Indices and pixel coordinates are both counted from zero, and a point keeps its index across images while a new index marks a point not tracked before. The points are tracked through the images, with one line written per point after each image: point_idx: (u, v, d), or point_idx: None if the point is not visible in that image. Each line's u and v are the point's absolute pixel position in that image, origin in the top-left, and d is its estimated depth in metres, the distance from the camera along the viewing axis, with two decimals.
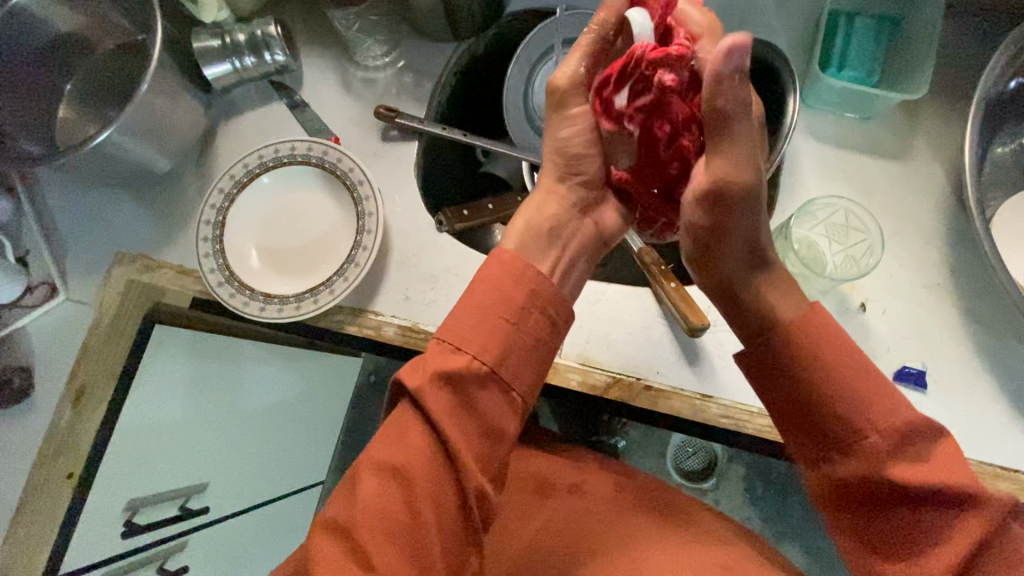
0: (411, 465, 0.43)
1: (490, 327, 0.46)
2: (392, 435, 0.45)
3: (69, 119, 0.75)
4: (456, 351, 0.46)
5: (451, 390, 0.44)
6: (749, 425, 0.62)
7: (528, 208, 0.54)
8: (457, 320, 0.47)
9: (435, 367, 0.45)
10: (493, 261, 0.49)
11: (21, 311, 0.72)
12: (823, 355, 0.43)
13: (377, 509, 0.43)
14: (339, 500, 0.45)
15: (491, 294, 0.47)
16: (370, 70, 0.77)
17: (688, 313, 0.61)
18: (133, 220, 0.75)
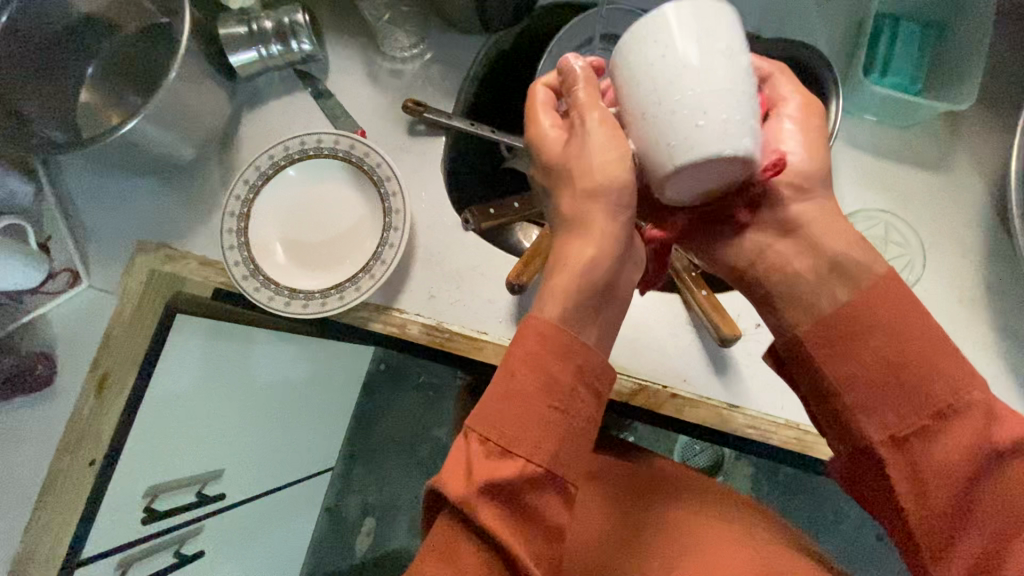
0: None
1: (530, 414, 0.41)
2: (443, 552, 0.40)
3: (89, 103, 0.73)
4: (503, 454, 0.41)
5: (503, 499, 0.40)
6: (775, 437, 0.61)
7: (566, 265, 0.45)
8: (495, 416, 0.41)
9: (483, 478, 0.40)
10: (529, 342, 0.43)
11: (44, 297, 0.72)
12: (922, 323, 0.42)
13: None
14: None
15: (535, 377, 0.42)
16: (397, 61, 0.76)
17: (720, 322, 0.60)
18: (157, 209, 0.75)
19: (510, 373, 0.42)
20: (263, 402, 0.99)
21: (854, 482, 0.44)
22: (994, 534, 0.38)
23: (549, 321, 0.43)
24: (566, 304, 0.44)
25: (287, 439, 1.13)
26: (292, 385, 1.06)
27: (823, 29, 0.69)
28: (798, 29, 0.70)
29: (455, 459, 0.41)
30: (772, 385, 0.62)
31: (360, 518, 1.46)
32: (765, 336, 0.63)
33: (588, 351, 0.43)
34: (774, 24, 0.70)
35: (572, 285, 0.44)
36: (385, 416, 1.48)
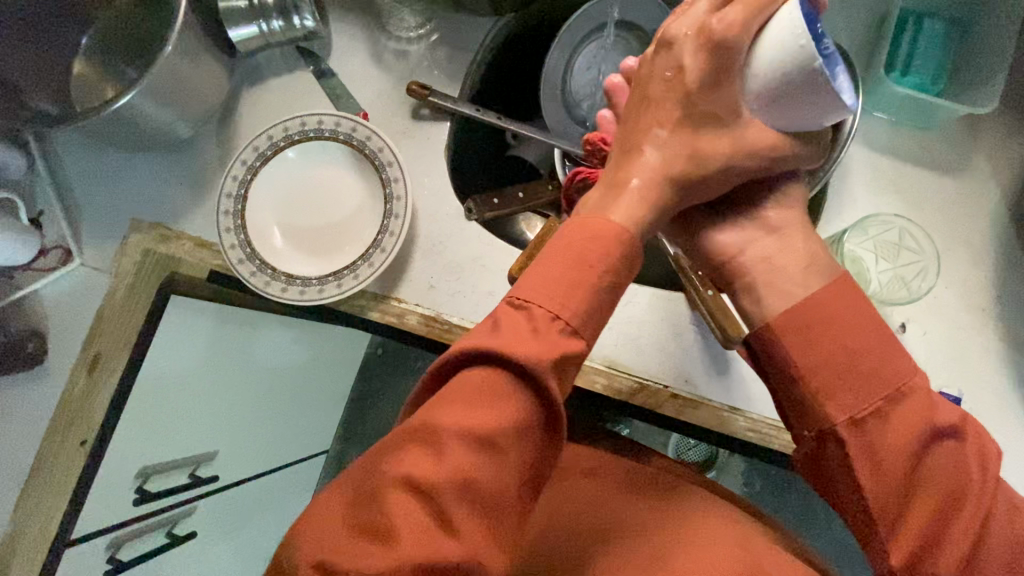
0: (503, 439, 0.38)
1: (593, 304, 0.41)
2: (482, 393, 0.38)
3: (83, 76, 0.71)
4: (568, 333, 0.40)
5: (560, 374, 0.39)
6: (774, 441, 0.60)
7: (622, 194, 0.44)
8: (557, 288, 0.40)
9: (548, 346, 0.39)
10: (601, 239, 0.42)
11: (34, 274, 0.71)
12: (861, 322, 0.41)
13: (467, 472, 0.37)
14: (416, 455, 0.38)
15: (601, 266, 0.41)
16: (402, 41, 0.73)
17: (725, 324, 0.59)
18: (152, 187, 0.73)
19: (579, 260, 0.41)
20: (257, 385, 0.98)
21: (811, 468, 0.43)
22: (948, 512, 0.38)
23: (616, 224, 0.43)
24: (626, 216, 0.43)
25: (282, 422, 1.13)
26: (288, 368, 1.05)
27: (842, 22, 0.66)
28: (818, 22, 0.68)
29: (516, 318, 0.40)
30: None
31: None
32: None
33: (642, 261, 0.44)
34: None
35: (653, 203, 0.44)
36: (381, 400, 1.47)
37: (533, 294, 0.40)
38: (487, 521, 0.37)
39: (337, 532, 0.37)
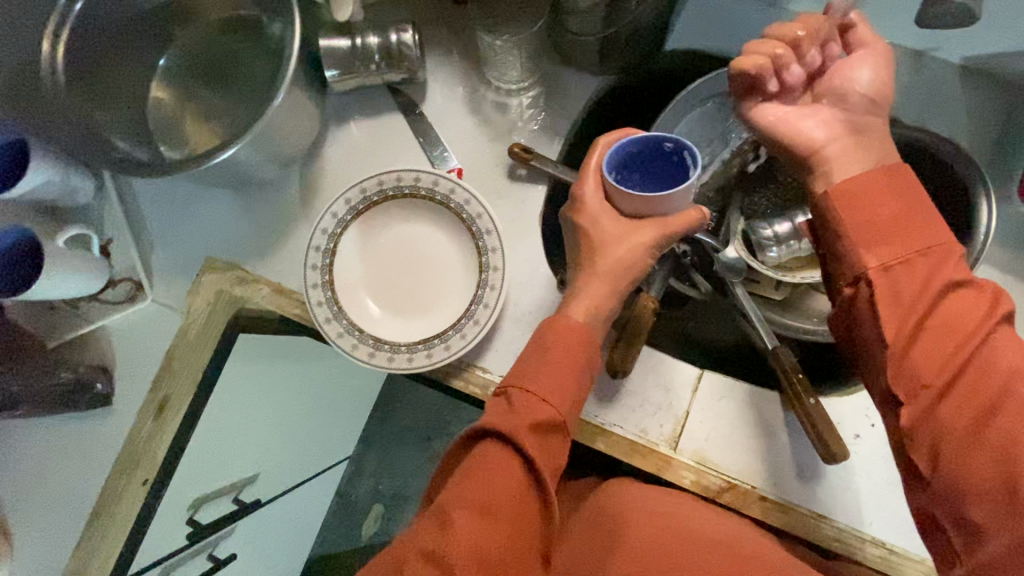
0: (499, 499, 0.45)
1: (563, 381, 0.51)
2: (485, 470, 0.46)
3: (164, 104, 0.67)
4: (539, 402, 0.50)
5: (534, 434, 0.49)
6: (859, 553, 0.60)
7: (578, 303, 0.55)
8: (542, 376, 0.51)
9: (523, 416, 0.49)
10: (563, 334, 0.53)
11: (102, 306, 0.68)
12: (997, 318, 0.41)
13: (474, 538, 0.44)
14: (428, 530, 0.45)
15: (575, 356, 0.52)
16: (503, 93, 0.70)
17: (829, 439, 0.58)
18: (230, 225, 0.69)
19: (545, 350, 0.52)
20: (303, 409, 0.97)
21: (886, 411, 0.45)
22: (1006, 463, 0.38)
23: (579, 323, 0.53)
24: (595, 311, 0.54)
25: (318, 439, 1.11)
26: (331, 390, 1.04)
27: (963, 120, 0.66)
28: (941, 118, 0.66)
29: (500, 404, 0.51)
30: (864, 500, 0.61)
31: (372, 504, 1.47)
32: (862, 448, 0.62)
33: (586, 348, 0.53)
34: (912, 113, 0.68)
35: (603, 297, 0.55)
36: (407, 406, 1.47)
37: (515, 380, 0.51)
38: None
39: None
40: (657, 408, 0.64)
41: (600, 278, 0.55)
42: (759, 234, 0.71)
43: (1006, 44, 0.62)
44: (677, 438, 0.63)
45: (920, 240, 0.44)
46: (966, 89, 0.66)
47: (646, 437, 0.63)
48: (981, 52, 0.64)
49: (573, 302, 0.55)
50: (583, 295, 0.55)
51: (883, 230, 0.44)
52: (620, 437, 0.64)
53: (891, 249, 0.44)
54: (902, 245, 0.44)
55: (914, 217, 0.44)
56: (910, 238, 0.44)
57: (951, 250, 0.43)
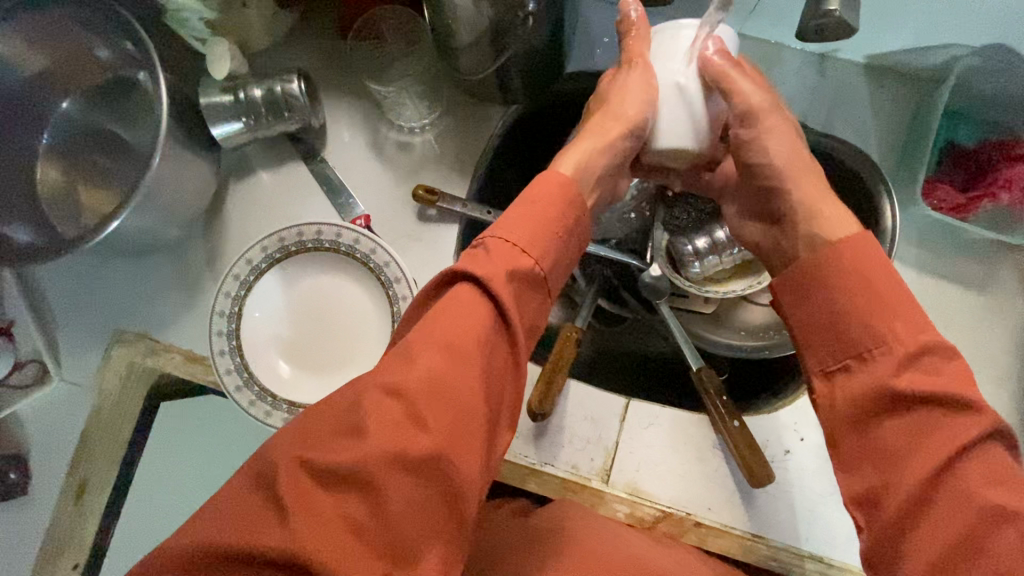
0: (470, 337, 0.39)
1: (542, 232, 0.44)
2: (453, 309, 0.40)
3: (49, 180, 0.63)
4: (518, 252, 0.43)
5: (513, 280, 0.42)
6: (797, 570, 0.59)
7: (569, 155, 0.50)
8: (520, 223, 0.44)
9: (501, 264, 0.42)
10: (549, 184, 0.46)
11: (9, 392, 0.65)
12: (967, 442, 0.35)
13: (439, 378, 0.38)
14: (391, 363, 0.39)
15: (555, 208, 0.45)
16: (404, 132, 0.68)
17: (755, 465, 0.57)
18: (136, 295, 0.67)
19: (528, 203, 0.45)
20: None
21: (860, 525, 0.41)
22: None
23: (565, 179, 0.47)
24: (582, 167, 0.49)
25: None
26: None
27: (875, 119, 0.65)
28: (849, 120, 0.65)
29: (475, 252, 0.43)
30: (798, 516, 0.60)
31: None
32: (793, 463, 0.61)
33: (574, 208, 0.46)
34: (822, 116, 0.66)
35: (591, 150, 0.50)
36: None
37: (492, 228, 0.44)
38: (458, 424, 0.37)
39: (323, 437, 0.37)
40: (586, 442, 0.63)
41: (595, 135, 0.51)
42: (680, 249, 0.68)
43: (902, 42, 0.61)
44: (608, 471, 0.62)
45: (860, 341, 0.40)
46: (871, 88, 0.65)
47: (578, 473, 0.62)
48: (879, 51, 0.63)
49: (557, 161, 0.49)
50: (572, 149, 0.50)
51: (828, 324, 0.41)
52: (552, 476, 0.62)
53: (829, 352, 0.41)
54: (840, 346, 0.41)
55: (865, 317, 0.40)
56: (872, 323, 0.39)
57: (900, 349, 0.38)
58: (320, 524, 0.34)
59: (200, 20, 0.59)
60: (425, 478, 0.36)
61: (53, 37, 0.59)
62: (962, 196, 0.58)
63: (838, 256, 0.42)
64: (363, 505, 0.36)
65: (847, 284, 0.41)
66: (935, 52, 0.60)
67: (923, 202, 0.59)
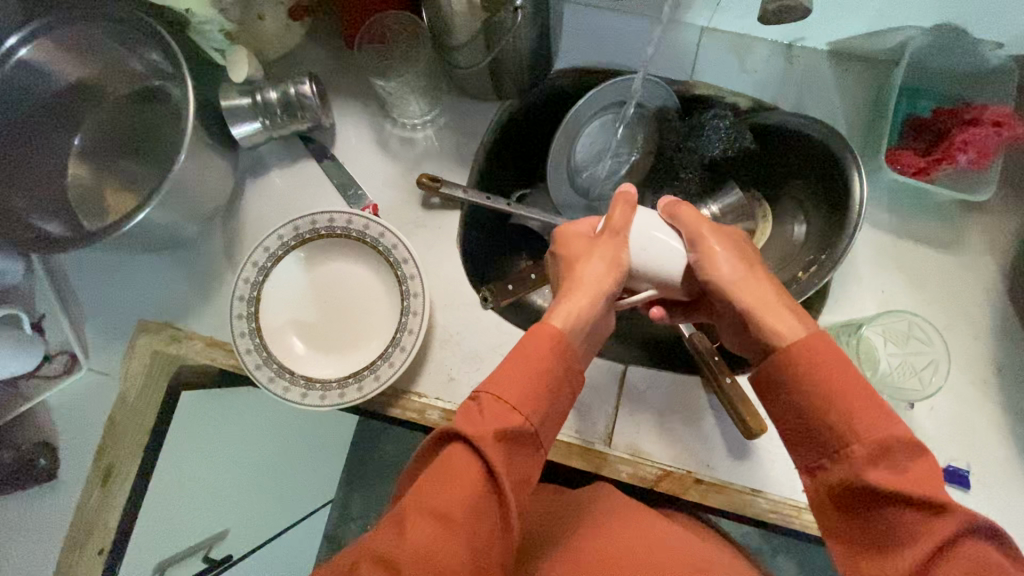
0: (459, 508, 0.40)
1: (537, 390, 0.45)
2: (445, 473, 0.41)
3: (81, 181, 0.68)
4: (511, 411, 0.44)
5: (504, 447, 0.43)
6: (797, 521, 0.62)
7: (560, 307, 0.51)
8: (512, 379, 0.45)
9: (494, 423, 0.43)
10: (543, 336, 0.47)
11: (40, 382, 0.69)
12: (950, 537, 0.38)
13: (427, 551, 0.39)
14: (388, 532, 0.40)
15: (550, 364, 0.46)
16: (407, 128, 0.74)
17: (749, 417, 0.60)
18: (160, 287, 0.71)
19: (524, 353, 0.47)
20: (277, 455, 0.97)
21: None
22: None
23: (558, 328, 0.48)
24: (576, 316, 0.50)
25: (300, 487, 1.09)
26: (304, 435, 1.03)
27: (841, 100, 0.70)
28: (816, 101, 0.71)
29: (469, 409, 0.44)
30: (793, 471, 0.63)
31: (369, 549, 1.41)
32: None
33: (565, 362, 0.47)
34: (792, 98, 0.71)
35: (577, 304, 0.51)
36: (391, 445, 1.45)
37: (487, 384, 0.45)
38: None
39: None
40: (588, 408, 0.66)
41: (585, 292, 0.51)
42: None
43: (859, 27, 0.67)
44: (611, 434, 0.65)
45: (829, 441, 0.42)
46: (836, 70, 0.71)
47: (582, 437, 0.65)
48: (842, 37, 0.69)
49: (552, 309, 0.51)
50: (561, 303, 0.51)
51: (805, 424, 0.44)
52: (557, 441, 0.65)
53: (807, 452, 0.44)
54: (815, 447, 0.44)
55: (838, 414, 0.42)
56: (840, 429, 0.42)
57: (870, 449, 0.41)
58: None
59: (220, 30, 0.65)
60: None
61: (90, 50, 0.65)
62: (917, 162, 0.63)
63: (796, 356, 0.44)
64: None
65: (815, 390, 0.43)
66: (892, 35, 0.66)
67: (888, 166, 0.64)
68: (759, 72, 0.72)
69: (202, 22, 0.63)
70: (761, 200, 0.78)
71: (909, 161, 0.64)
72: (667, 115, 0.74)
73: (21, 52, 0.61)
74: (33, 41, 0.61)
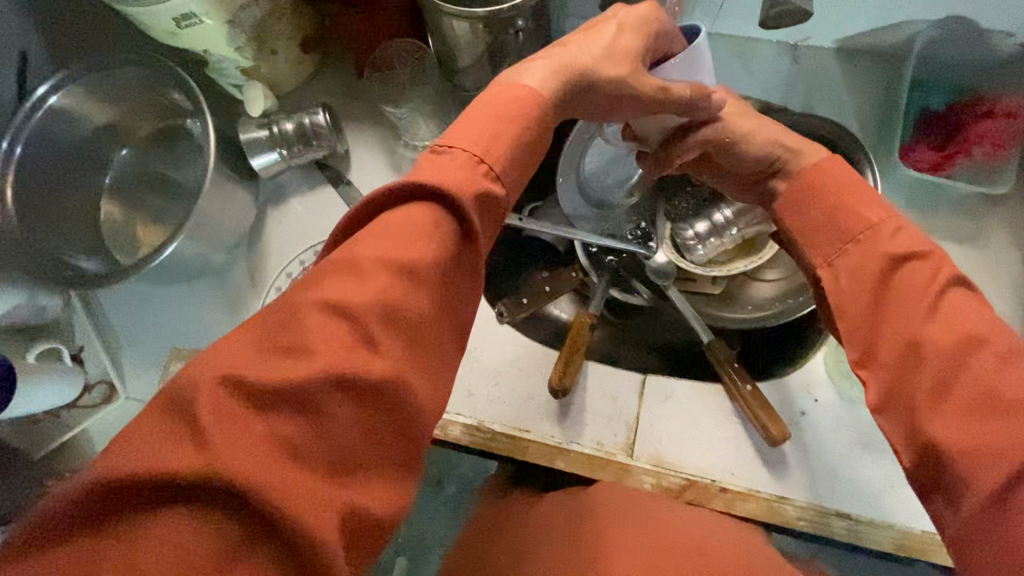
0: (427, 270, 0.33)
1: (513, 140, 0.39)
2: (410, 216, 0.35)
3: (114, 218, 0.72)
4: (485, 174, 0.37)
5: (476, 208, 0.36)
6: (827, 529, 0.60)
7: (541, 61, 0.43)
8: (477, 126, 0.38)
9: (465, 178, 0.36)
10: (512, 91, 0.41)
11: (81, 411, 0.72)
12: (935, 292, 0.38)
13: (391, 301, 0.32)
14: (336, 282, 0.32)
15: (523, 120, 0.40)
16: (418, 150, 0.75)
17: (768, 423, 0.61)
18: (190, 315, 0.74)
19: (495, 109, 0.40)
20: None
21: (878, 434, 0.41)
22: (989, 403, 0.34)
23: (534, 88, 0.41)
24: (550, 80, 0.42)
25: None
26: None
27: (852, 97, 0.69)
28: (827, 100, 0.70)
29: (431, 157, 0.37)
30: (820, 477, 0.62)
31: None
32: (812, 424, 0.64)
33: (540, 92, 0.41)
34: (802, 98, 0.71)
35: (563, 62, 0.43)
36: None
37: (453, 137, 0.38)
38: (400, 384, 0.31)
39: (247, 356, 0.30)
40: (608, 419, 0.66)
41: (606, 56, 0.45)
42: (682, 234, 0.74)
43: (868, 23, 0.66)
44: (632, 445, 0.65)
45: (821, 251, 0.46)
46: (845, 69, 0.70)
47: (604, 449, 0.65)
48: (846, 35, 0.68)
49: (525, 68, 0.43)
50: (536, 65, 0.43)
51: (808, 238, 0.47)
52: (578, 453, 0.65)
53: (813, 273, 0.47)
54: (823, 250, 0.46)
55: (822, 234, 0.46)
56: (825, 243, 0.46)
57: (868, 245, 0.43)
58: (245, 451, 0.27)
59: (236, 67, 0.68)
60: (369, 397, 0.31)
61: (118, 95, 0.68)
62: (933, 159, 0.63)
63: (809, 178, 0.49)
64: (296, 421, 0.29)
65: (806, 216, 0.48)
66: (899, 29, 0.65)
67: (902, 163, 0.63)
68: (765, 73, 0.71)
69: (220, 61, 0.66)
70: None
71: (927, 158, 0.63)
72: None
73: (51, 99, 0.64)
74: (63, 89, 0.64)
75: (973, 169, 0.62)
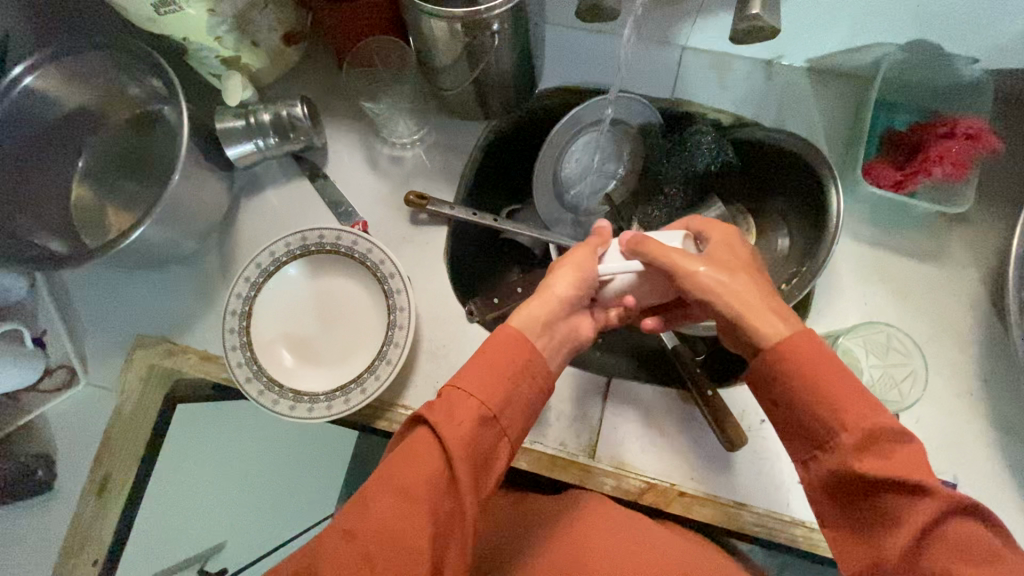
0: (421, 489, 0.43)
1: (504, 384, 0.47)
2: (408, 453, 0.45)
3: (83, 200, 0.71)
4: (479, 408, 0.46)
5: (467, 429, 0.45)
6: (780, 535, 0.61)
7: (530, 310, 0.52)
8: (476, 375, 0.47)
9: (458, 416, 0.45)
10: (506, 341, 0.49)
11: (42, 394, 0.71)
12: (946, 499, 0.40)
13: (387, 522, 0.42)
14: (352, 511, 0.44)
15: (506, 366, 0.48)
16: (397, 147, 0.76)
17: (727, 428, 0.62)
18: (157, 302, 0.74)
19: (493, 362, 0.48)
20: None
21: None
22: None
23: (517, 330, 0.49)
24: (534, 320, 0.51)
25: None
26: None
27: (821, 115, 0.71)
28: (797, 116, 0.72)
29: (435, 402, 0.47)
30: (777, 483, 0.63)
31: None
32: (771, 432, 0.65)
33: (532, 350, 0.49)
34: (772, 114, 0.73)
35: (541, 313, 0.52)
36: None
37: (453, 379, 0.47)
38: None
39: None
40: (572, 420, 0.67)
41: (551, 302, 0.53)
42: None
43: (839, 43, 0.68)
44: (594, 446, 0.66)
45: (814, 429, 0.44)
46: (815, 86, 0.72)
47: (566, 450, 0.66)
48: (819, 54, 0.70)
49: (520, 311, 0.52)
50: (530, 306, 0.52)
51: (805, 418, 0.44)
52: (541, 453, 0.65)
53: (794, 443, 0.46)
54: (805, 439, 0.45)
55: (828, 409, 0.43)
56: (846, 416, 0.43)
57: (880, 434, 0.42)
58: None
59: (216, 57, 0.68)
60: None
61: (93, 78, 0.68)
62: (894, 177, 0.64)
63: (784, 352, 0.45)
64: None
65: (801, 386, 0.44)
66: (867, 51, 0.68)
67: (865, 179, 0.65)
68: (737, 88, 0.73)
69: (200, 50, 0.67)
70: (744, 213, 0.77)
71: (887, 176, 0.64)
72: (651, 130, 0.76)
73: (27, 80, 0.64)
74: (40, 69, 0.65)
75: (935, 188, 0.64)
